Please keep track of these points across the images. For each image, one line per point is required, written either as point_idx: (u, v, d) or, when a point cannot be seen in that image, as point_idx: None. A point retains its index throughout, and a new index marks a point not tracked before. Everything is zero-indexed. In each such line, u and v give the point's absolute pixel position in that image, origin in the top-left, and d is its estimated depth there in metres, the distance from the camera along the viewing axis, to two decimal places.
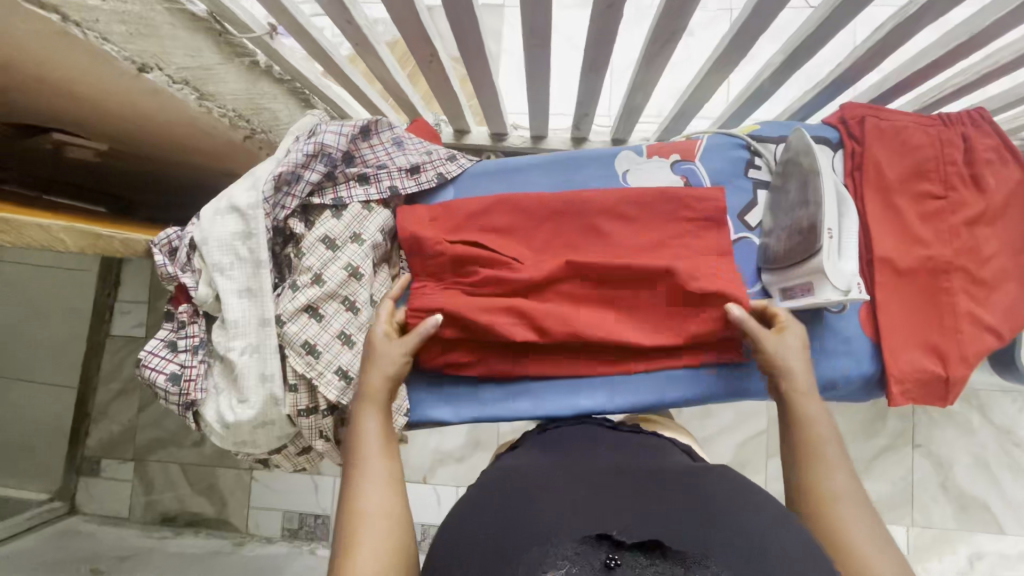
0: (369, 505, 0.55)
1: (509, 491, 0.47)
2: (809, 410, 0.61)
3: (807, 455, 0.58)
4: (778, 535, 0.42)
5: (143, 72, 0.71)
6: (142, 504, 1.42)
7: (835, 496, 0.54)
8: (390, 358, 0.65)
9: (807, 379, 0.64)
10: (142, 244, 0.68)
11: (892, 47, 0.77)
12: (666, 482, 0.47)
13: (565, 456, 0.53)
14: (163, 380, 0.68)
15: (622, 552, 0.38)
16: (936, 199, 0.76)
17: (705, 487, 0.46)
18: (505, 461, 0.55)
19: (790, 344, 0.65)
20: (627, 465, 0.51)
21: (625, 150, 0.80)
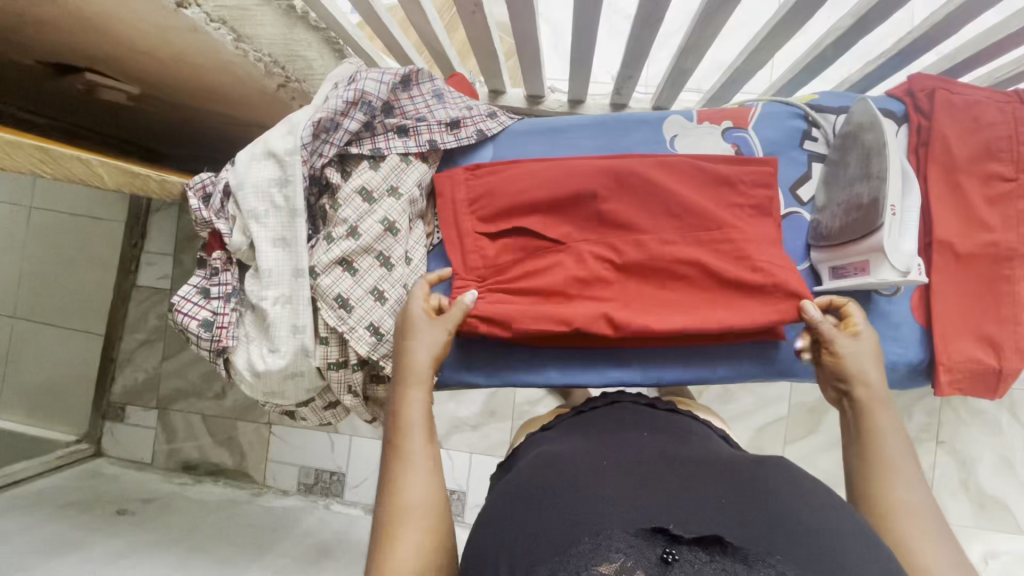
0: (408, 493, 0.52)
1: (557, 475, 0.46)
2: (877, 416, 0.56)
3: (872, 465, 0.53)
4: (838, 533, 0.40)
5: (181, 7, 0.69)
6: (165, 452, 1.45)
7: (903, 508, 0.49)
8: (434, 337, 0.62)
9: (884, 389, 0.58)
10: (177, 186, 0.68)
11: (974, 14, 0.70)
12: (716, 468, 0.46)
13: (608, 439, 0.52)
14: (195, 326, 0.67)
15: (678, 546, 0.37)
16: (1005, 181, 0.71)
17: (757, 478, 0.44)
18: (546, 446, 0.54)
19: (865, 350, 0.61)
20: (672, 452, 0.49)
21: (674, 114, 0.76)
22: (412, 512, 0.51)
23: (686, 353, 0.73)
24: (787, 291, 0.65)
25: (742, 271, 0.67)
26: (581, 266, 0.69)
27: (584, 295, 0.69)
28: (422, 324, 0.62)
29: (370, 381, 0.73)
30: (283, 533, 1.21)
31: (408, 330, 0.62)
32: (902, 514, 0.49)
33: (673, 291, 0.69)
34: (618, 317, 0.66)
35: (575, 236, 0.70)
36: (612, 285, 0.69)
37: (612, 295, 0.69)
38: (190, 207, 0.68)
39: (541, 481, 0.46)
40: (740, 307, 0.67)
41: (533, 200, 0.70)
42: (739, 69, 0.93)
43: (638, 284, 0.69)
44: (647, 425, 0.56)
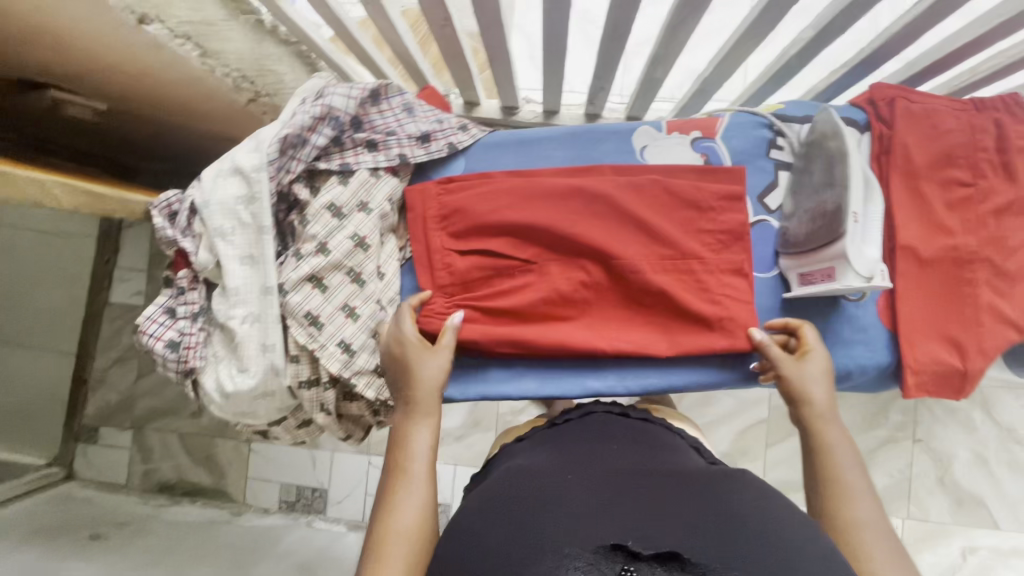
0: (393, 521, 0.52)
1: (522, 492, 0.46)
2: (824, 431, 0.59)
3: (828, 488, 0.54)
4: (797, 546, 0.41)
5: (143, 23, 0.67)
6: (141, 473, 1.43)
7: (859, 528, 0.51)
8: (438, 367, 0.63)
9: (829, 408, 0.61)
10: (142, 206, 0.67)
11: (931, 24, 0.72)
12: (680, 482, 0.47)
13: (577, 452, 0.52)
14: (162, 347, 0.66)
15: (638, 562, 0.37)
16: (964, 186, 0.73)
17: (720, 491, 0.45)
18: (515, 461, 0.53)
19: (811, 372, 0.63)
20: (640, 466, 0.50)
21: (643, 125, 0.77)
22: (399, 540, 0.51)
23: (661, 363, 0.73)
24: (736, 323, 0.69)
25: (694, 294, 0.70)
26: (552, 286, 0.70)
27: (548, 315, 0.71)
28: (419, 356, 0.63)
29: (344, 399, 0.72)
30: (264, 553, 1.18)
31: (411, 364, 0.63)
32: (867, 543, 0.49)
33: (636, 309, 0.72)
34: (583, 337, 0.69)
35: (547, 255, 0.71)
36: (581, 304, 0.71)
37: (572, 316, 0.71)
38: (155, 225, 0.67)
39: (511, 496, 0.46)
40: (679, 334, 0.71)
41: (504, 220, 0.70)
42: (708, 79, 0.95)
43: (602, 305, 0.72)
44: (618, 435, 0.56)
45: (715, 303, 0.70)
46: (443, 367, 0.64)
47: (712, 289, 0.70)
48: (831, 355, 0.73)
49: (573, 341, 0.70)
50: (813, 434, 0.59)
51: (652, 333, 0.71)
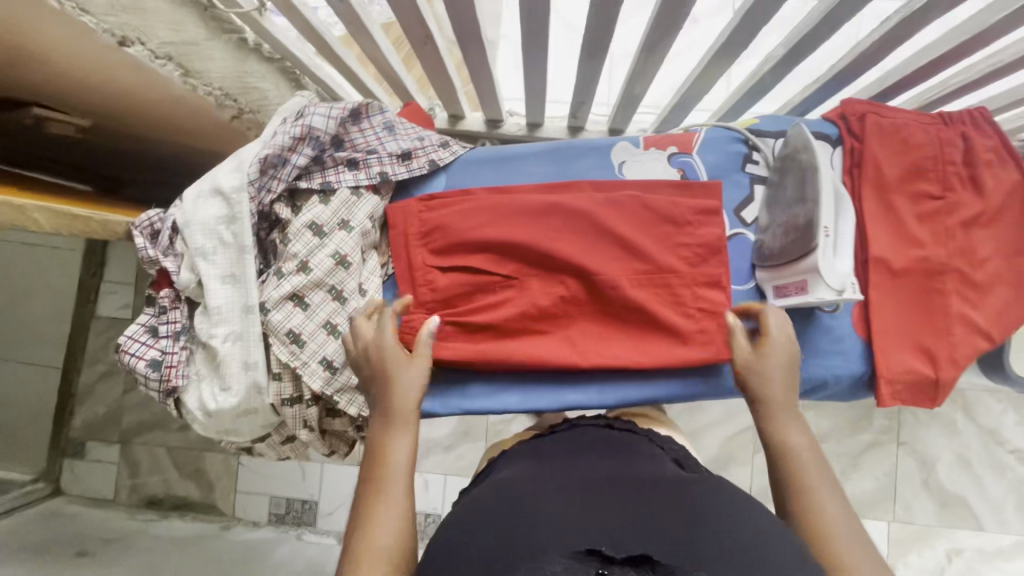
0: (374, 536, 0.50)
1: (502, 501, 0.46)
2: (786, 433, 0.58)
3: (799, 495, 0.54)
4: (766, 540, 0.42)
5: (124, 45, 0.68)
6: (128, 487, 1.42)
7: (831, 525, 0.51)
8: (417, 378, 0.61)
9: (789, 401, 0.61)
10: (122, 227, 0.66)
11: (895, 44, 0.73)
12: (655, 488, 0.48)
13: (556, 463, 0.53)
14: (143, 366, 0.66)
15: (611, 565, 0.39)
16: (933, 199, 0.75)
17: (693, 496, 0.46)
18: (499, 473, 0.54)
19: (772, 363, 0.63)
20: (618, 474, 0.50)
21: (622, 141, 0.79)
22: (380, 558, 0.48)
23: (641, 375, 0.74)
24: (709, 336, 0.71)
25: (670, 307, 0.72)
26: (532, 301, 0.71)
27: (529, 330, 0.72)
28: (396, 362, 0.61)
29: (327, 415, 0.72)
30: (253, 567, 1.17)
31: (389, 374, 0.61)
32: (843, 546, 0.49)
33: (614, 323, 0.73)
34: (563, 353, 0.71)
35: (525, 270, 0.72)
36: (560, 317, 0.73)
37: (552, 331, 0.72)
38: (136, 245, 0.67)
39: (493, 505, 0.46)
40: (658, 347, 0.72)
41: (484, 237, 0.71)
42: (686, 94, 0.97)
43: (582, 319, 0.73)
44: (597, 445, 0.57)
45: (693, 316, 0.71)
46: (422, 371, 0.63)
47: (688, 302, 0.72)
48: (808, 366, 0.75)
49: (548, 354, 0.71)
50: (777, 438, 0.58)
51: (631, 346, 0.72)
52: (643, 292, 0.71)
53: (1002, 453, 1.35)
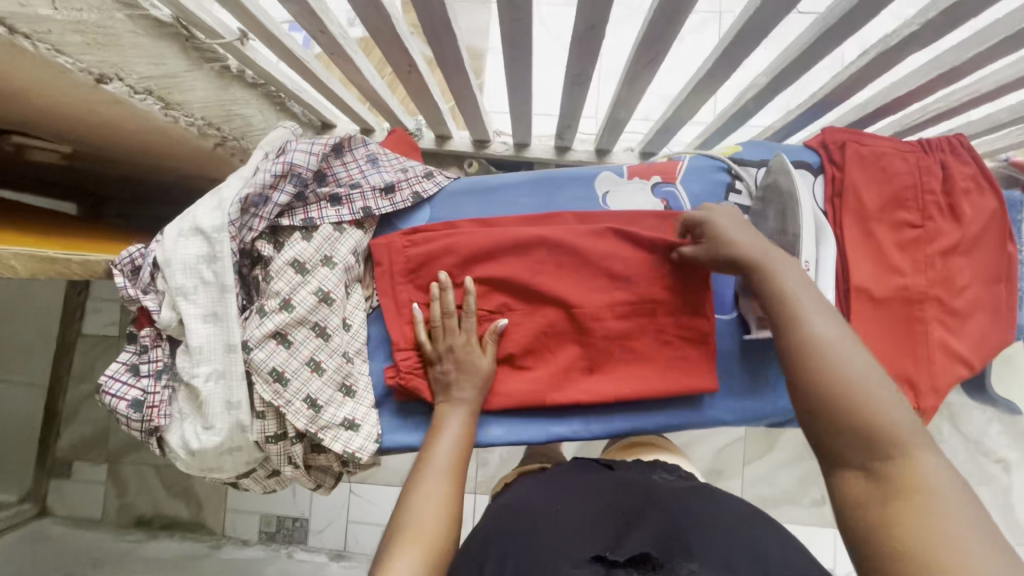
0: (422, 504, 0.56)
1: (517, 521, 0.53)
2: (793, 299, 0.55)
3: (816, 360, 0.50)
4: (751, 530, 0.50)
5: (101, 83, 0.65)
6: (117, 507, 1.40)
7: (828, 348, 0.50)
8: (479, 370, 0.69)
9: (763, 253, 0.59)
10: (102, 265, 0.65)
11: (874, 75, 0.74)
12: (652, 505, 0.56)
13: (559, 487, 0.61)
14: (124, 407, 0.65)
15: (614, 567, 0.44)
16: (913, 228, 0.76)
17: (685, 509, 0.53)
18: (506, 501, 0.60)
19: (725, 231, 0.62)
20: (615, 501, 0.58)
21: (605, 171, 0.80)
22: (430, 499, 0.57)
23: (626, 405, 0.74)
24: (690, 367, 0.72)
25: (651, 338, 0.72)
26: (517, 336, 0.72)
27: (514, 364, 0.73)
28: (475, 357, 0.69)
29: (312, 450, 0.72)
30: None
31: (463, 362, 0.69)
32: (871, 398, 0.46)
33: (597, 354, 0.74)
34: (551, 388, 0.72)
35: (510, 303, 0.73)
36: (544, 350, 0.73)
37: (535, 364, 0.73)
38: (116, 284, 0.66)
39: (509, 524, 0.53)
40: (642, 379, 0.72)
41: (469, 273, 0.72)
42: (670, 119, 0.97)
43: (566, 352, 0.73)
44: (593, 474, 0.65)
45: (676, 347, 0.72)
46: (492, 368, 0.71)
47: (669, 333, 0.72)
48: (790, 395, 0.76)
49: (531, 387, 0.72)
50: (781, 301, 0.55)
51: (614, 377, 0.73)
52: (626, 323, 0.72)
53: (986, 462, 1.37)
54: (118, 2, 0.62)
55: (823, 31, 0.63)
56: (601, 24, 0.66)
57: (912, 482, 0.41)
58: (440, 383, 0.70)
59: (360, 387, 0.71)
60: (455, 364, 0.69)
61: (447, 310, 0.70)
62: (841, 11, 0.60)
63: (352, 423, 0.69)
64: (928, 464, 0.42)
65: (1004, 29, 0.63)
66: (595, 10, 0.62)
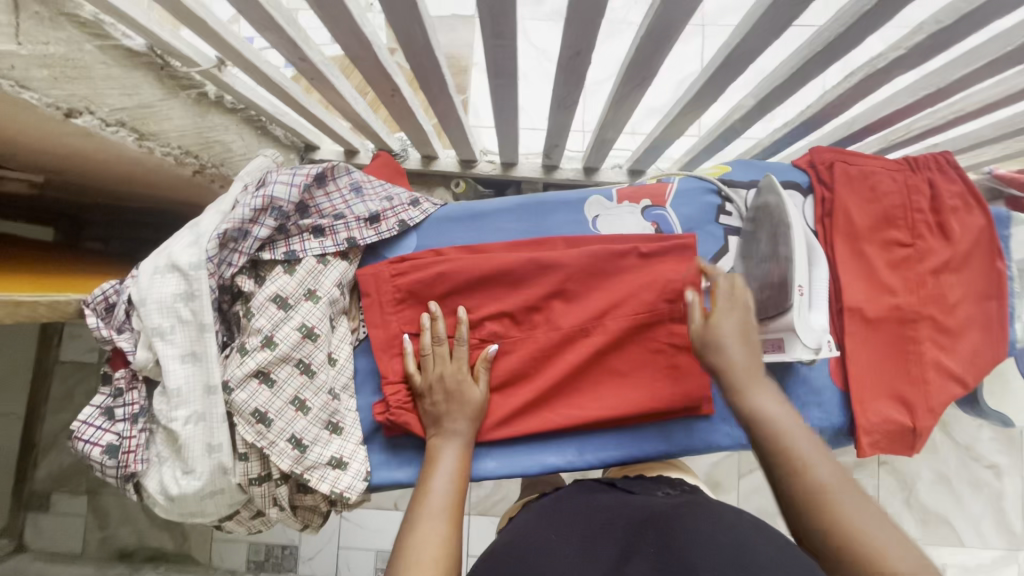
0: (419, 548, 0.53)
1: (518, 556, 0.51)
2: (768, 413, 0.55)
3: (807, 484, 0.50)
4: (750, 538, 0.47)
5: (70, 117, 0.63)
6: (97, 540, 1.35)
7: (821, 485, 0.49)
8: (471, 400, 0.67)
9: (752, 370, 0.57)
10: (73, 305, 0.62)
11: (861, 96, 0.73)
12: (650, 523, 0.52)
13: (559, 517, 0.58)
14: (99, 453, 0.62)
15: None
16: (904, 246, 0.76)
17: (687, 524, 0.50)
18: (509, 536, 0.57)
19: (722, 333, 0.59)
20: (616, 520, 0.55)
21: (595, 194, 0.79)
22: (427, 542, 0.54)
23: (621, 433, 0.73)
24: (686, 392, 0.71)
25: (644, 363, 0.72)
26: (508, 362, 0.71)
27: (507, 392, 0.71)
28: (467, 388, 0.67)
29: (298, 491, 0.69)
30: None
31: (456, 393, 0.67)
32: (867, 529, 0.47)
33: (592, 380, 0.72)
34: (545, 416, 0.71)
35: (501, 331, 0.72)
36: (536, 378, 0.72)
37: (528, 392, 0.71)
38: (88, 324, 0.64)
39: (509, 560, 0.51)
40: (636, 404, 0.71)
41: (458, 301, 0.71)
42: (658, 139, 0.97)
43: (561, 379, 0.71)
44: (594, 497, 0.63)
45: (668, 373, 0.71)
46: (485, 400, 0.69)
47: (659, 357, 0.72)
48: None
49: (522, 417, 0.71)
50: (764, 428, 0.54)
51: (607, 403, 0.71)
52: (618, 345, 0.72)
53: (979, 470, 1.37)
54: (88, 34, 0.60)
55: (809, 54, 0.63)
56: (588, 49, 0.64)
57: None
58: (430, 417, 0.67)
59: (347, 424, 0.69)
60: (444, 394, 0.67)
61: (438, 341, 0.68)
62: (828, 36, 0.60)
63: (340, 460, 0.67)
64: None
65: (987, 53, 0.63)
66: (580, 36, 0.61)
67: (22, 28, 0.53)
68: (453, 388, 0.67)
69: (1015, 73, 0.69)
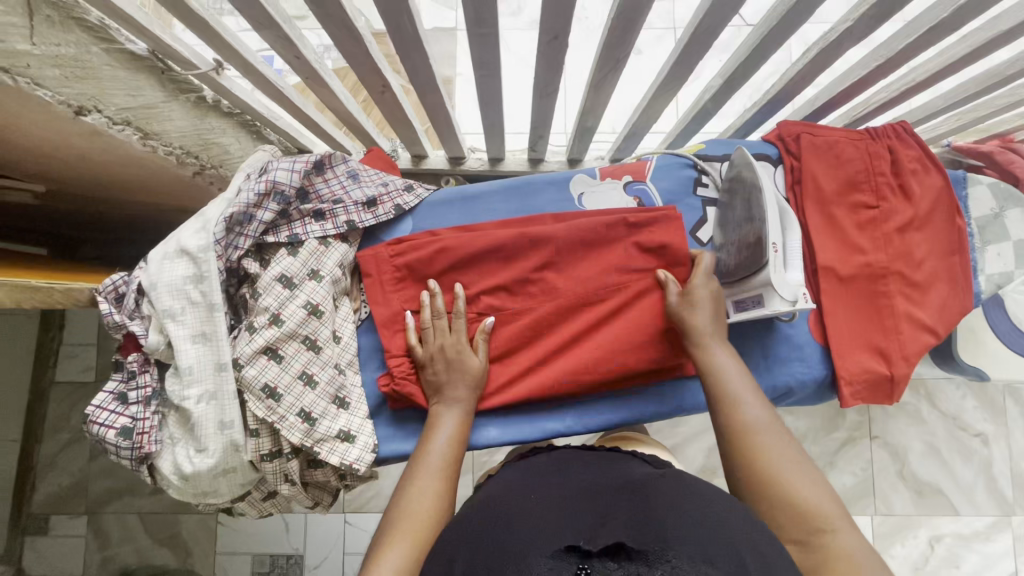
0: (412, 504, 0.57)
1: (493, 516, 0.52)
2: (737, 394, 0.63)
3: (746, 433, 0.59)
4: (723, 513, 0.49)
5: (80, 115, 0.67)
6: (98, 561, 1.34)
7: (754, 431, 0.59)
8: (469, 368, 0.70)
9: (712, 333, 0.68)
10: (85, 293, 0.64)
11: (819, 70, 0.79)
12: (627, 489, 0.54)
13: (547, 476, 0.59)
14: (114, 435, 0.64)
15: (590, 560, 0.43)
16: (869, 208, 0.81)
17: (662, 490, 0.52)
18: (488, 490, 0.59)
19: (697, 300, 0.70)
20: (597, 482, 0.57)
21: (578, 174, 0.83)
22: (421, 499, 0.58)
23: (615, 396, 0.77)
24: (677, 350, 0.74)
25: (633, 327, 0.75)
26: (505, 332, 0.74)
27: (505, 363, 0.75)
28: (467, 357, 0.70)
29: (308, 467, 0.71)
30: None
31: (458, 361, 0.70)
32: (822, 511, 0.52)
33: (584, 346, 0.75)
34: (541, 384, 0.74)
35: (497, 304, 0.75)
36: (532, 346, 0.75)
37: (525, 360, 0.74)
38: (100, 311, 0.66)
39: (494, 511, 0.53)
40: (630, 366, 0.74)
41: (455, 277, 0.75)
42: (635, 125, 1.02)
43: (555, 347, 0.74)
44: (582, 456, 0.65)
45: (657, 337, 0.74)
46: (485, 368, 0.72)
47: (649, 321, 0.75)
48: (771, 374, 0.78)
49: (522, 386, 0.74)
50: (716, 382, 0.65)
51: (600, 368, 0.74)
52: (605, 311, 0.75)
53: (966, 438, 1.42)
54: (94, 37, 0.64)
55: (767, 31, 0.68)
56: (565, 34, 0.69)
57: (836, 555, 0.50)
58: (432, 386, 0.70)
59: (353, 399, 0.72)
60: (446, 363, 0.70)
61: (438, 314, 0.72)
62: (782, 10, 0.65)
63: (348, 434, 0.69)
64: (845, 536, 0.51)
65: (926, 22, 0.69)
66: (556, 21, 0.66)
67: (36, 30, 0.58)
68: (456, 357, 0.70)
69: (956, 42, 0.75)
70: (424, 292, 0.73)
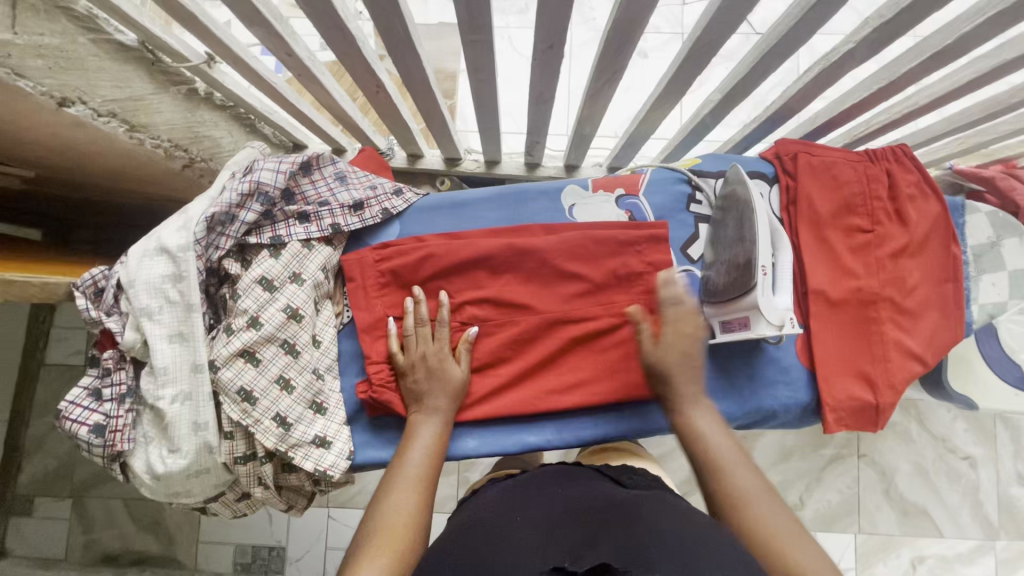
0: (389, 517, 0.56)
1: (475, 541, 0.50)
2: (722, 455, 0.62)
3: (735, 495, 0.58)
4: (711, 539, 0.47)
5: (63, 106, 0.65)
6: (81, 545, 1.34)
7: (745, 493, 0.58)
8: (450, 378, 0.69)
9: (690, 388, 0.66)
10: (62, 287, 0.63)
11: (819, 89, 0.78)
12: (609, 514, 0.53)
13: (528, 498, 0.58)
14: (86, 432, 0.63)
15: None
16: (864, 232, 0.80)
17: (646, 514, 0.51)
18: (468, 513, 0.58)
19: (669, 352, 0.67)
20: (578, 507, 0.56)
21: (570, 185, 0.82)
22: (398, 512, 0.57)
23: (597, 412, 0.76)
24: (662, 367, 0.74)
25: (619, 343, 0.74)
26: (488, 344, 0.74)
27: (487, 374, 0.74)
28: (448, 367, 0.70)
29: (283, 471, 0.71)
30: None
31: (439, 370, 0.69)
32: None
33: (568, 362, 0.75)
34: (522, 397, 0.73)
35: (481, 314, 0.74)
36: (515, 359, 0.74)
37: (506, 373, 0.74)
38: (77, 306, 0.65)
39: (473, 538, 0.51)
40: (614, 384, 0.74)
41: (440, 286, 0.74)
42: (633, 134, 1.01)
43: (537, 361, 0.74)
44: (563, 477, 0.64)
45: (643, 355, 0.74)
46: (466, 379, 0.71)
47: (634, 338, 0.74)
48: (756, 397, 0.78)
49: (503, 398, 0.74)
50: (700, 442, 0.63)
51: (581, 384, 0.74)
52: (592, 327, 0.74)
53: (955, 460, 1.41)
54: (80, 27, 0.63)
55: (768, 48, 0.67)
56: (560, 43, 0.68)
57: None
58: (412, 395, 0.69)
59: (331, 404, 0.71)
60: (425, 372, 0.69)
61: (421, 323, 0.71)
62: (784, 28, 0.64)
63: (324, 440, 0.69)
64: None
65: (931, 46, 0.67)
66: (552, 30, 0.65)
67: (19, 18, 0.55)
68: (437, 368, 0.69)
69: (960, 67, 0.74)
70: (407, 299, 0.72)
